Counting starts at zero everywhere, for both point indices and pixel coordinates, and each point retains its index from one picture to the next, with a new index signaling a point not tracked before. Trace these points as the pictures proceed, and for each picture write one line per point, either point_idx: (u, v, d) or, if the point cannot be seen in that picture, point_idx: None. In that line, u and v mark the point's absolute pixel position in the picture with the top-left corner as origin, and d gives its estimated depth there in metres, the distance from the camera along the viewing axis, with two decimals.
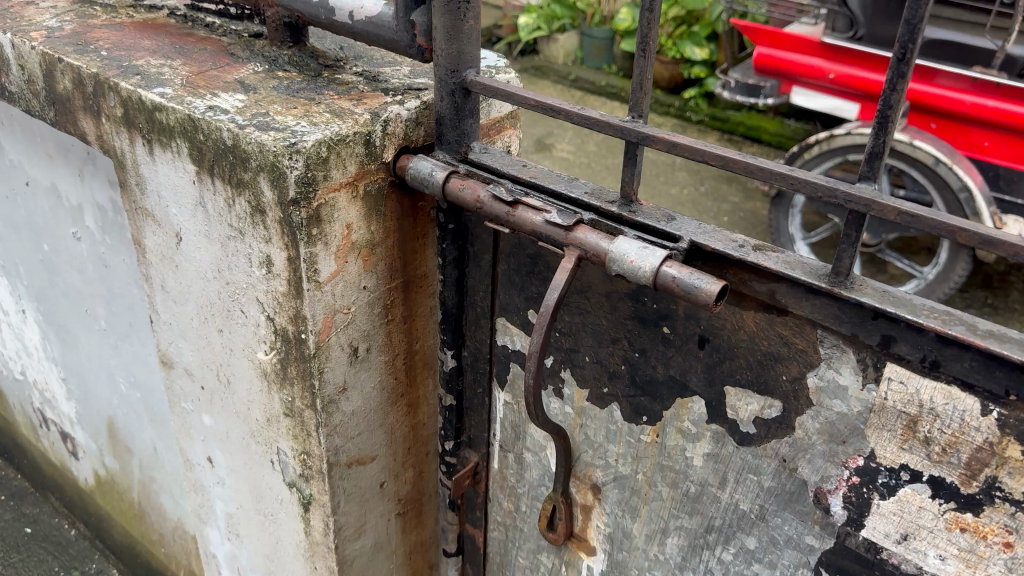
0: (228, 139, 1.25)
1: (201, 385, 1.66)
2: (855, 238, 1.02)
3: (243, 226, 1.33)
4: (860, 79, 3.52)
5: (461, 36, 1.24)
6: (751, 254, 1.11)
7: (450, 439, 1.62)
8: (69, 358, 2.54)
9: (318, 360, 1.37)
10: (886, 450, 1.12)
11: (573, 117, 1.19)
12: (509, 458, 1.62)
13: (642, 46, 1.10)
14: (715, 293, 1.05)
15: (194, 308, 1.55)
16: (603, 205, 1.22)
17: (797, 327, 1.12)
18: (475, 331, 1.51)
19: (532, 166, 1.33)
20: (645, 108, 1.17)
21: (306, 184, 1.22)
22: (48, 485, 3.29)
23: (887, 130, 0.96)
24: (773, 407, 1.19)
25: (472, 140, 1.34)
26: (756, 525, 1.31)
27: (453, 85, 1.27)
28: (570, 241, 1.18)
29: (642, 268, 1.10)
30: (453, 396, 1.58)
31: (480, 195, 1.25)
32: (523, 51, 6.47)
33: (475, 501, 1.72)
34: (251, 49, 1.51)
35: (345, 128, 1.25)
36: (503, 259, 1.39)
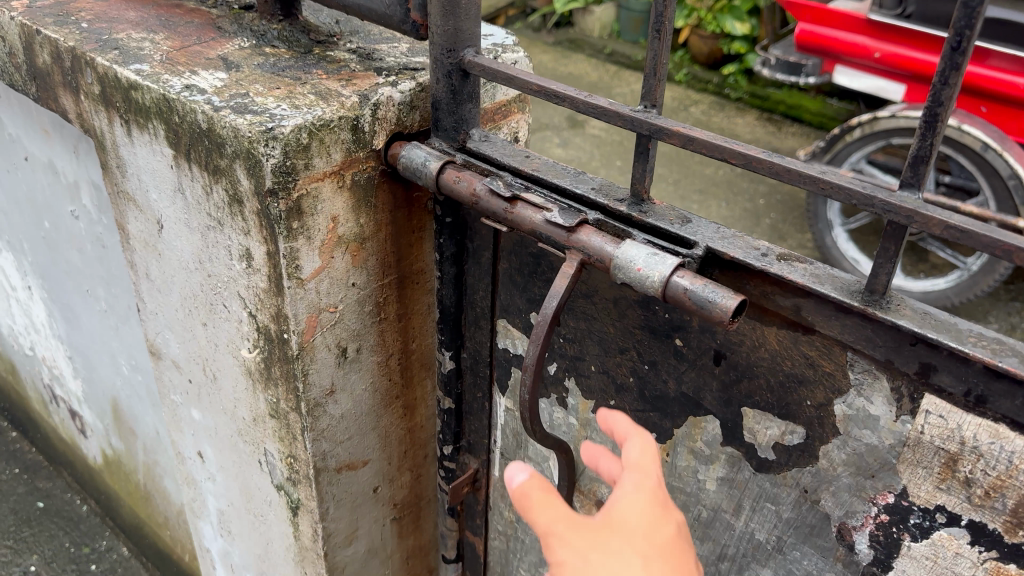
0: (203, 122, 1.15)
1: (188, 379, 1.57)
2: (894, 252, 0.89)
3: (222, 217, 1.22)
4: (908, 59, 3.32)
5: (458, 12, 1.12)
6: (774, 264, 0.98)
7: (449, 443, 1.53)
8: (74, 338, 2.47)
9: (302, 362, 1.27)
10: (920, 489, 0.99)
11: (578, 104, 1.07)
12: (511, 467, 1.53)
13: (656, 27, 0.98)
14: (733, 309, 0.92)
15: (178, 299, 1.45)
16: (611, 204, 1.10)
17: (825, 348, 1.00)
18: (475, 332, 1.40)
19: (536, 157, 1.21)
20: (659, 97, 1.04)
21: (284, 172, 1.11)
22: (60, 460, 3.26)
23: (935, 131, 0.83)
24: (795, 433, 1.07)
25: (471, 126, 1.22)
26: (772, 556, 1.20)
27: (449, 66, 1.15)
28: (571, 244, 1.06)
29: (650, 278, 0.97)
30: (451, 399, 1.48)
31: (477, 188, 1.14)
32: (558, 23, 6.28)
33: (476, 509, 1.63)
34: (240, 22, 1.40)
35: (329, 111, 1.14)
36: (503, 257, 1.28)
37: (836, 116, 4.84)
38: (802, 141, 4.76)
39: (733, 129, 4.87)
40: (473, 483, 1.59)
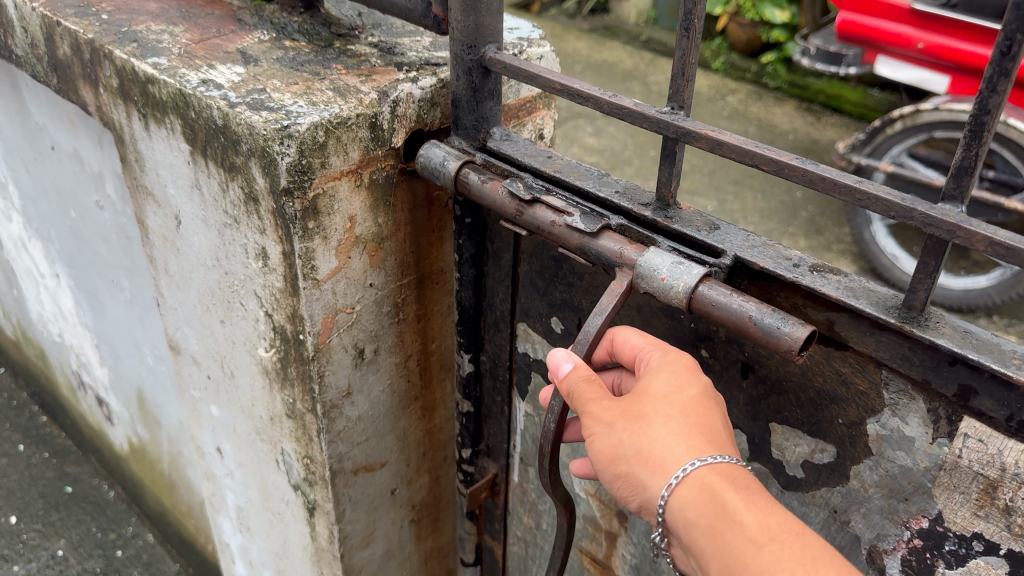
0: (219, 118, 1.12)
1: (207, 375, 1.56)
2: (934, 267, 0.84)
3: (238, 214, 1.20)
4: (952, 50, 3.21)
5: (479, 7, 1.08)
6: (805, 276, 0.94)
7: (467, 447, 1.51)
8: (100, 327, 2.48)
9: (318, 364, 1.24)
10: (956, 515, 0.95)
11: (603, 105, 1.03)
12: (530, 472, 1.50)
13: (685, 26, 0.93)
14: (803, 339, 0.86)
15: (197, 296, 1.43)
16: (635, 209, 1.06)
17: (858, 365, 0.95)
18: (496, 334, 1.38)
19: (559, 157, 1.17)
20: (687, 98, 0.99)
21: (300, 172, 1.08)
22: (88, 446, 3.29)
23: (981, 141, 0.78)
24: (826, 452, 1.03)
25: (493, 125, 1.18)
26: None
27: (470, 63, 1.11)
28: (594, 249, 1.03)
29: (674, 287, 0.93)
30: (471, 402, 1.46)
31: (499, 189, 1.10)
32: (593, 9, 6.18)
33: (495, 513, 1.61)
34: (260, 14, 1.37)
35: (347, 109, 1.11)
36: (525, 260, 1.25)
37: (876, 107, 4.72)
38: (842, 132, 4.65)
39: (771, 119, 4.77)
40: (492, 488, 1.58)
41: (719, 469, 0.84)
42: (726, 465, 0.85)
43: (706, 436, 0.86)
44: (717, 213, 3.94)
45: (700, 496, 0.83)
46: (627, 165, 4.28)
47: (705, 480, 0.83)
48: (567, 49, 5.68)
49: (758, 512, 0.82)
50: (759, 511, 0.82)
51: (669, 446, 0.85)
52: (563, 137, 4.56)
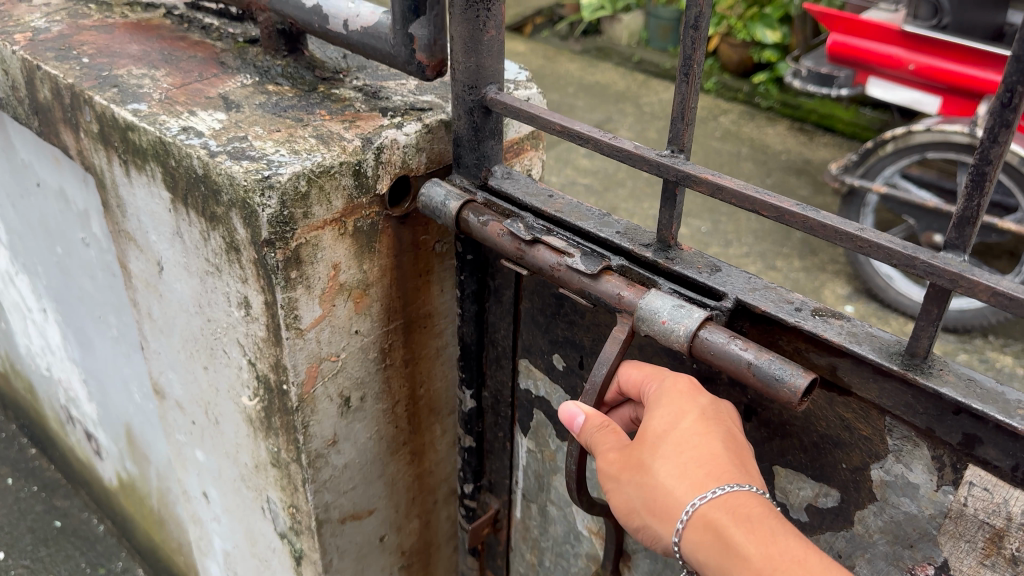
0: (199, 167, 1.10)
1: (192, 420, 1.53)
2: (937, 315, 0.83)
3: (220, 263, 1.17)
4: (943, 71, 3.20)
5: (481, 49, 1.07)
6: (806, 320, 0.92)
7: (469, 482, 1.50)
8: (88, 362, 2.45)
9: (302, 414, 1.21)
10: (963, 564, 0.94)
11: (602, 147, 1.02)
12: (532, 508, 1.49)
13: (684, 71, 0.92)
14: (803, 389, 0.84)
15: (180, 340, 1.40)
16: (636, 249, 1.04)
17: (863, 411, 0.93)
18: (498, 371, 1.36)
19: (560, 196, 1.15)
20: (688, 142, 0.98)
21: (281, 223, 1.05)
22: (77, 479, 3.24)
23: (983, 190, 0.76)
24: (829, 496, 1.01)
25: (494, 163, 1.17)
26: None
27: (471, 103, 1.11)
28: (595, 292, 1.01)
29: (675, 332, 0.91)
30: (472, 438, 1.45)
31: (499, 229, 1.09)
32: (586, 31, 6.18)
33: (497, 549, 1.60)
34: (243, 57, 1.36)
35: (330, 157, 1.09)
36: (526, 296, 1.23)
37: (869, 127, 4.73)
38: (835, 152, 4.64)
39: (763, 139, 4.77)
40: (494, 524, 1.56)
41: (719, 502, 0.82)
42: (727, 495, 0.83)
43: (706, 465, 0.85)
44: (711, 235, 3.92)
45: (704, 536, 0.83)
46: (620, 187, 4.27)
47: (707, 517, 0.83)
48: (559, 71, 5.67)
49: (761, 543, 0.80)
50: (760, 541, 0.80)
51: (670, 487, 0.85)
52: (556, 159, 4.54)
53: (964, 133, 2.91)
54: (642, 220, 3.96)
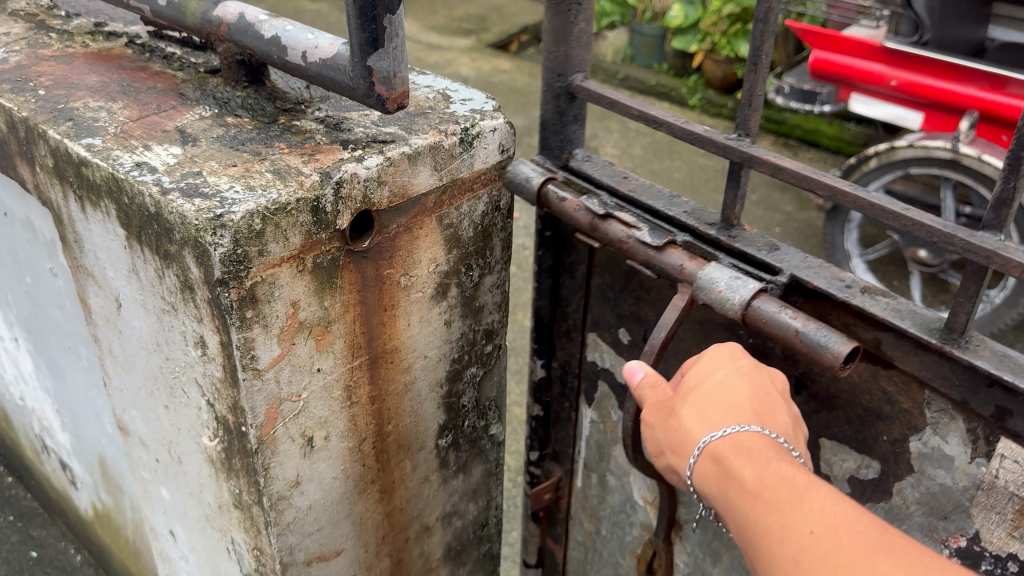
0: (152, 205, 1.07)
1: (155, 458, 1.49)
2: (974, 291, 0.98)
3: (175, 302, 1.14)
4: (925, 87, 3.19)
5: (569, 39, 1.26)
6: (857, 297, 1.07)
7: (535, 449, 1.66)
8: (61, 392, 2.35)
9: (262, 456, 1.18)
10: (993, 535, 1.07)
11: (675, 130, 1.20)
12: (593, 478, 1.64)
13: (753, 62, 1.08)
14: (844, 354, 0.97)
15: (141, 378, 1.37)
16: (702, 228, 1.20)
17: (904, 385, 1.07)
18: (568, 343, 1.51)
19: (634, 178, 1.32)
20: (753, 128, 1.15)
21: (235, 261, 1.02)
22: (53, 508, 3.16)
23: (1019, 173, 0.90)
24: (870, 468, 1.15)
25: (574, 147, 1.36)
26: None
27: (559, 89, 1.31)
28: (658, 263, 1.15)
29: (731, 300, 1.05)
30: (540, 407, 1.61)
31: (574, 204, 1.23)
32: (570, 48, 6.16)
33: (558, 517, 1.74)
34: (204, 88, 1.33)
35: (286, 194, 1.05)
36: (598, 272, 1.39)
37: (854, 141, 4.73)
38: (819, 167, 4.64)
39: (748, 154, 4.77)
40: (556, 491, 1.70)
41: (727, 437, 0.96)
42: (736, 433, 0.96)
43: (725, 410, 0.99)
44: None
45: (710, 465, 0.96)
46: None
47: (715, 449, 0.96)
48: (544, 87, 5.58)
49: (755, 469, 0.93)
50: (756, 466, 0.93)
51: (691, 428, 1.00)
52: None
53: (946, 149, 2.90)
54: None
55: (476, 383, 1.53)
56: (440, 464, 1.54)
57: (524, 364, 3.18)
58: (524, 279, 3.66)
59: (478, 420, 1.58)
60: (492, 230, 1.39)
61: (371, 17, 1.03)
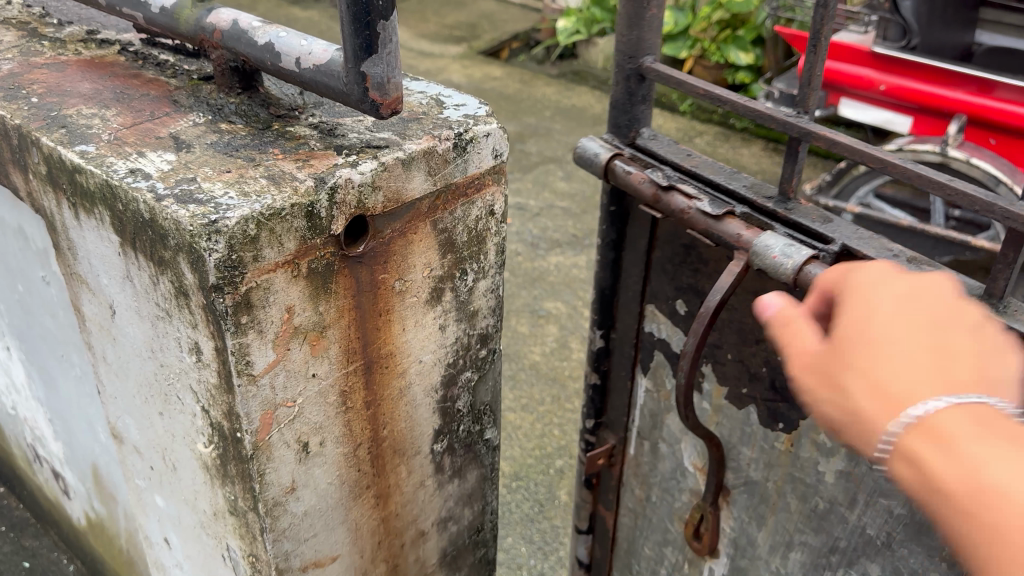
0: (146, 212, 1.07)
1: (150, 465, 1.49)
2: (1013, 258, 1.02)
3: (170, 308, 1.14)
4: (914, 91, 3.21)
5: (642, 23, 1.30)
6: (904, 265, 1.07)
7: (590, 417, 1.63)
8: (54, 403, 2.32)
9: (257, 462, 1.18)
10: None
11: (739, 108, 1.24)
12: (645, 446, 1.59)
13: (813, 43, 1.12)
14: None
15: (135, 385, 1.37)
16: (759, 201, 1.21)
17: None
18: (627, 315, 1.48)
19: (699, 155, 1.33)
20: (812, 105, 1.18)
21: (229, 267, 1.02)
22: (45, 518, 3.14)
23: None
24: None
25: (642, 126, 1.38)
26: (880, 552, 1.20)
27: (629, 70, 1.34)
28: (717, 231, 1.17)
29: (784, 265, 1.06)
30: (597, 375, 1.58)
31: (639, 177, 1.26)
32: (562, 54, 6.16)
33: (610, 485, 1.69)
34: (197, 95, 1.34)
35: (280, 199, 1.06)
36: (659, 245, 1.36)
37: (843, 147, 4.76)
38: (809, 172, 4.67)
39: (738, 160, 4.78)
40: (609, 458, 1.66)
41: (915, 426, 0.71)
42: (925, 417, 0.70)
43: (906, 381, 0.72)
44: None
45: (901, 458, 0.72)
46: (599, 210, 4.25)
47: (905, 443, 0.71)
48: (536, 93, 5.58)
49: (964, 472, 0.68)
50: (964, 467, 0.68)
51: (865, 409, 0.74)
52: (533, 182, 4.50)
53: (935, 152, 2.91)
54: None
55: (471, 388, 1.53)
56: (434, 470, 1.53)
57: (518, 370, 3.18)
58: (517, 285, 3.67)
59: (473, 425, 1.58)
60: (486, 235, 1.39)
61: (365, 23, 1.04)
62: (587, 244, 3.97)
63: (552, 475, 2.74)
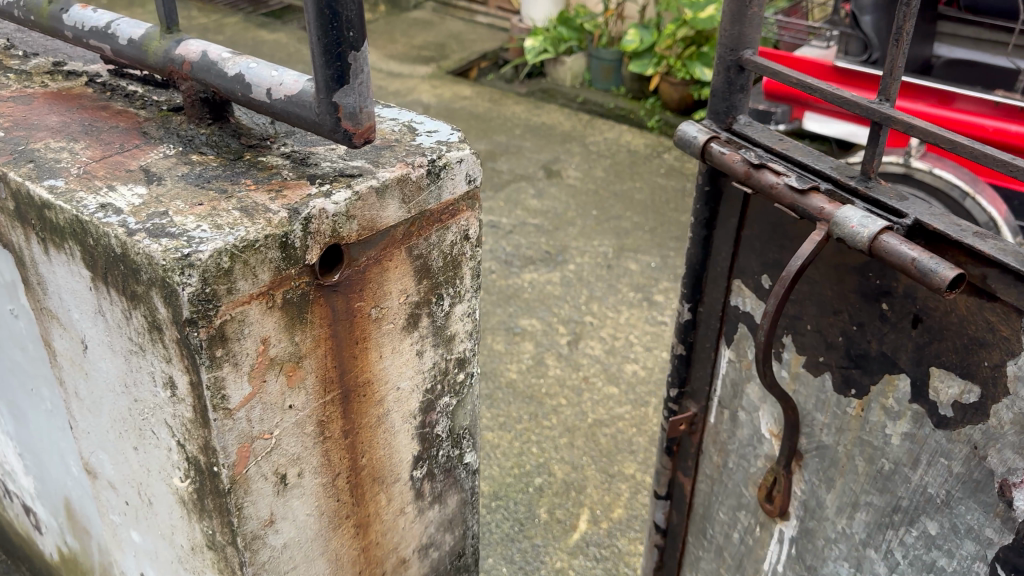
0: (118, 246, 1.06)
1: (124, 500, 1.47)
2: None
3: (143, 342, 1.13)
4: None
5: (745, 19, 1.29)
6: (969, 238, 1.06)
7: (673, 386, 1.62)
8: (24, 436, 2.26)
9: (235, 496, 1.17)
10: None
11: (827, 96, 1.26)
12: (725, 415, 1.55)
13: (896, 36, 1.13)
14: (950, 279, 1.00)
15: (108, 421, 1.35)
16: (843, 179, 1.20)
17: (1005, 314, 1.04)
18: (714, 288, 1.45)
19: (790, 139, 1.32)
20: (893, 93, 1.20)
21: (203, 301, 1.01)
22: (15, 553, 3.06)
23: None
24: (972, 392, 1.11)
25: (739, 112, 1.36)
26: (940, 511, 1.23)
27: (730, 62, 1.33)
28: (802, 205, 1.17)
29: (860, 234, 1.08)
30: (683, 346, 1.56)
31: (731, 156, 1.27)
32: (531, 73, 6.21)
33: (689, 451, 1.66)
34: (167, 126, 1.33)
35: (254, 231, 1.05)
36: (749, 223, 1.34)
37: None
38: None
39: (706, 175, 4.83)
40: (691, 426, 1.62)
41: None
42: None
43: None
44: (660, 269, 3.92)
45: None
46: (571, 226, 4.27)
47: None
48: (506, 112, 5.61)
49: None
50: None
51: None
52: (506, 200, 4.50)
53: (899, 163, 2.93)
54: (597, 258, 4.00)
55: (450, 413, 1.53)
56: (415, 496, 1.53)
57: (495, 390, 3.17)
58: (493, 302, 3.67)
59: (453, 449, 1.58)
60: (462, 259, 1.39)
61: (336, 54, 1.04)
62: (560, 260, 3.98)
63: (531, 493, 2.74)
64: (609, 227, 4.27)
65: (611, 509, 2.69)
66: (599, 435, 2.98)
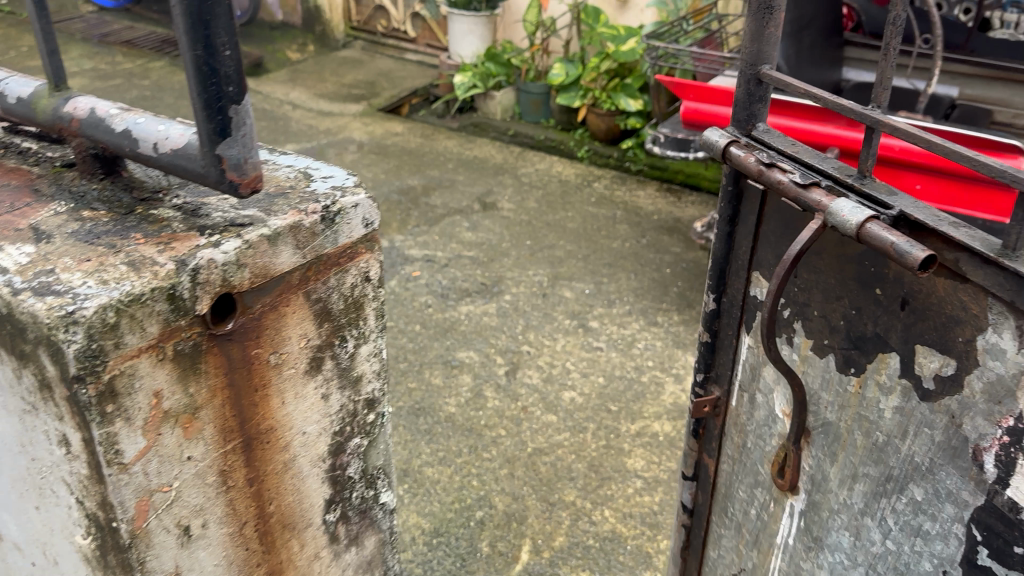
0: (2, 305, 1.06)
1: (31, 562, 1.44)
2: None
3: (35, 402, 1.12)
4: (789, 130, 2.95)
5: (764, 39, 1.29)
6: (944, 225, 1.05)
7: (700, 371, 1.58)
8: None
9: (135, 551, 1.16)
10: None
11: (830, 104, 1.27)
12: (744, 398, 1.50)
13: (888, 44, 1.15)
14: (921, 259, 0.98)
15: (8, 482, 1.33)
16: (840, 176, 1.20)
17: (973, 293, 1.01)
18: (736, 278, 1.43)
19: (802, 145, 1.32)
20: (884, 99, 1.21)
21: (89, 357, 1.01)
22: None
23: None
24: (949, 364, 1.07)
25: (760, 120, 1.35)
26: (925, 477, 1.16)
27: (749, 75, 1.31)
28: (803, 199, 1.17)
29: (848, 221, 1.07)
30: (709, 334, 1.53)
31: (747, 156, 1.27)
32: (461, 108, 6.26)
33: (713, 433, 1.62)
34: (58, 183, 1.34)
35: (139, 285, 1.06)
36: (767, 219, 1.33)
37: None
38: (701, 210, 4.84)
39: (635, 202, 4.91)
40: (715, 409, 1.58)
41: None
42: None
43: None
44: (594, 296, 3.98)
45: None
46: (505, 257, 4.32)
47: None
48: (438, 147, 5.66)
49: None
50: None
51: None
52: (440, 234, 4.53)
53: None
54: (532, 288, 4.04)
55: (361, 454, 1.54)
56: (329, 540, 1.53)
57: (434, 424, 3.17)
58: (430, 336, 3.68)
59: (366, 490, 1.59)
60: (363, 300, 1.41)
61: (217, 108, 1.06)
62: (496, 291, 4.02)
63: (472, 526, 2.74)
64: (543, 257, 4.32)
65: (552, 538, 2.71)
66: (539, 463, 3.00)
